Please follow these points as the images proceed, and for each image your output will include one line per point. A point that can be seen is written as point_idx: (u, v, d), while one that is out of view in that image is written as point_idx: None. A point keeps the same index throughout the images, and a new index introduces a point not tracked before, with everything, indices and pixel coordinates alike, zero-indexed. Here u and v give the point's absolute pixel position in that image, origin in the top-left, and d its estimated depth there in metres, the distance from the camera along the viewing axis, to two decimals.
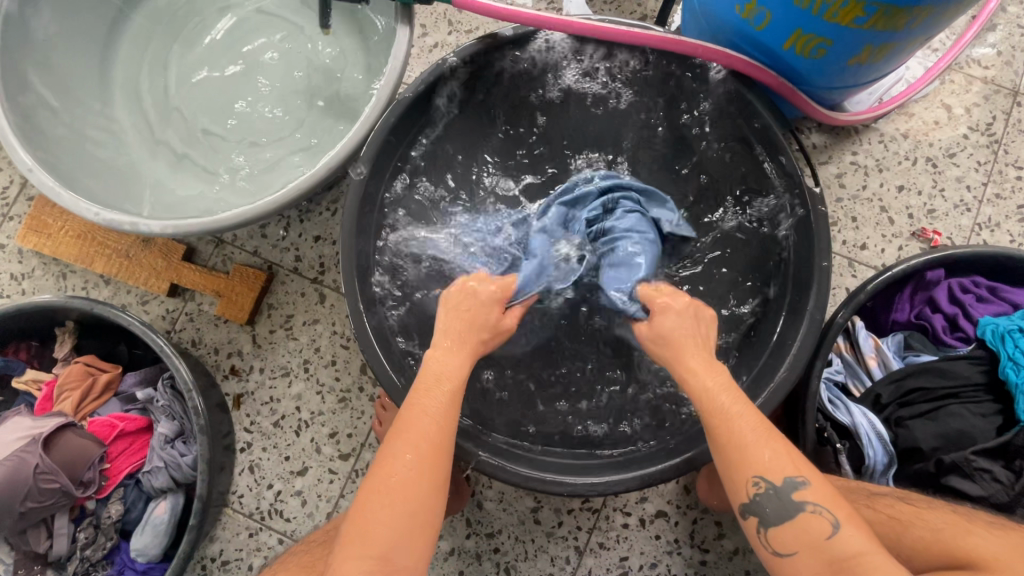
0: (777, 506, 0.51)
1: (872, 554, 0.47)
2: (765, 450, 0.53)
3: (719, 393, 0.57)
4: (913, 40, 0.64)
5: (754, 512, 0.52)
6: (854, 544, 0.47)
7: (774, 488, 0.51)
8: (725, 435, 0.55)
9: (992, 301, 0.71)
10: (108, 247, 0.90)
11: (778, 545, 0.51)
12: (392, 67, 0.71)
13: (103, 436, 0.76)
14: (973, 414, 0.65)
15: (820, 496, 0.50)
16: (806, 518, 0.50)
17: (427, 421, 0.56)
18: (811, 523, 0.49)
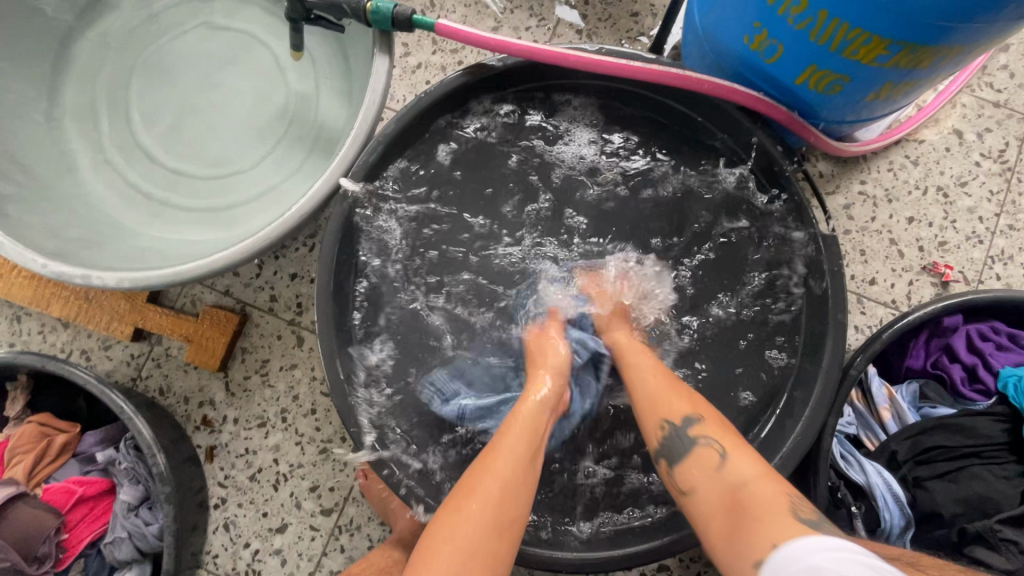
0: (679, 446, 0.53)
1: (756, 481, 0.48)
2: (660, 385, 0.58)
3: (634, 356, 0.63)
4: (936, 77, 0.59)
5: (664, 455, 0.54)
6: (745, 471, 0.49)
7: (676, 428, 0.54)
8: (643, 390, 0.58)
9: (1013, 349, 0.67)
10: (65, 287, 0.83)
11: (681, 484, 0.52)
12: (369, 100, 0.64)
13: (60, 504, 0.69)
14: (996, 476, 0.61)
15: (713, 429, 0.53)
16: (701, 451, 0.52)
17: (514, 462, 0.52)
18: (703, 454, 0.51)
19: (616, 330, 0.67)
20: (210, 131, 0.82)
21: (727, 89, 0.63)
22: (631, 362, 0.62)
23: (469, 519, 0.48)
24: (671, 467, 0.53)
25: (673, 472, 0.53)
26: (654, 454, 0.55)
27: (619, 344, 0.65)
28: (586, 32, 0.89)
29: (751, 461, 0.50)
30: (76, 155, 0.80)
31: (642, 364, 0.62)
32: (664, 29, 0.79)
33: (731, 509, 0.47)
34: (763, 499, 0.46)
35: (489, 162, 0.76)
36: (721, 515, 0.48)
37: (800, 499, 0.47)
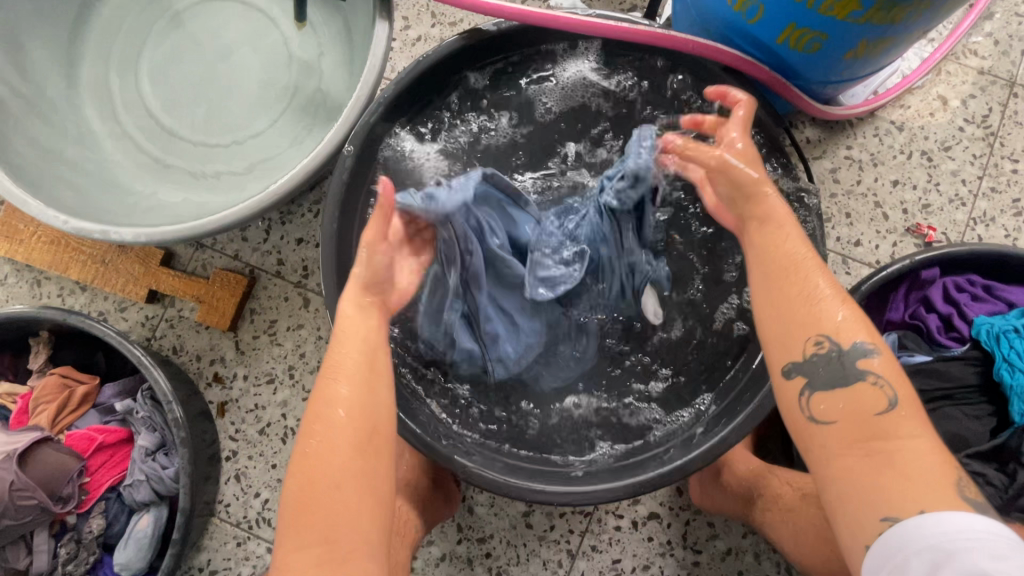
0: (832, 372, 0.48)
1: (914, 442, 0.45)
2: (824, 291, 0.50)
3: (818, 278, 0.51)
4: (910, 34, 0.61)
5: (800, 373, 0.49)
6: (910, 428, 0.45)
7: (839, 353, 0.48)
8: (794, 293, 0.51)
9: (987, 299, 0.70)
10: (82, 251, 0.87)
11: (816, 411, 0.48)
12: (371, 63, 0.67)
13: (82, 450, 0.74)
14: (967, 416, 0.64)
15: (887, 369, 0.47)
16: (861, 391, 0.47)
17: (360, 395, 0.51)
18: (864, 396, 0.47)
19: (763, 193, 0.57)
20: (219, 101, 0.85)
21: (711, 49, 0.66)
22: (779, 244, 0.53)
23: (337, 458, 0.48)
24: (807, 389, 0.49)
25: (807, 398, 0.49)
26: (784, 366, 0.50)
27: (753, 208, 0.57)
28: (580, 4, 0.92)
29: (915, 423, 0.46)
30: (92, 124, 0.83)
31: (796, 232, 0.54)
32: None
33: (872, 456, 0.45)
34: (914, 459, 0.44)
35: (485, 126, 0.79)
36: (851, 448, 0.46)
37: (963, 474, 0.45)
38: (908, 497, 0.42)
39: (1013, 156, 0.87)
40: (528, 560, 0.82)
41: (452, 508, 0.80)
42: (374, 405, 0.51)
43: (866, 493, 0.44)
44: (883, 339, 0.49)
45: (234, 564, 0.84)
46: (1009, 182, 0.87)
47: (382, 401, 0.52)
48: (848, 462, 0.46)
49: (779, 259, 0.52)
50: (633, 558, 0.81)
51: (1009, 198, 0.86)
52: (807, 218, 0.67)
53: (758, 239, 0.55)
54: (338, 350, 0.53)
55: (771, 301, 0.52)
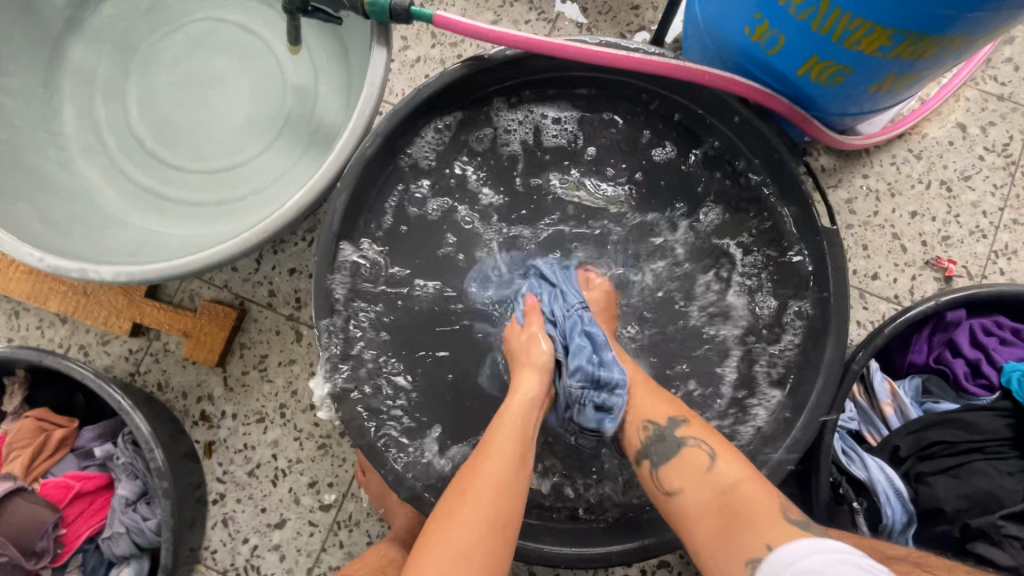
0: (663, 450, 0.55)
1: (745, 482, 0.49)
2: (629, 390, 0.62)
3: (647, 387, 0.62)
4: (940, 67, 0.58)
5: (647, 456, 0.56)
6: (734, 473, 0.50)
7: (660, 430, 0.56)
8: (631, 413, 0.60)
9: (1016, 344, 0.66)
10: (63, 282, 0.83)
11: (665, 486, 0.53)
12: (368, 92, 0.64)
13: (58, 499, 0.69)
14: (1000, 471, 0.61)
15: (698, 431, 0.54)
16: (689, 454, 0.53)
17: (493, 472, 0.51)
18: (691, 458, 0.52)
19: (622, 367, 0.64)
20: (208, 125, 0.81)
21: (728, 81, 0.63)
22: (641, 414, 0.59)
23: (462, 522, 0.47)
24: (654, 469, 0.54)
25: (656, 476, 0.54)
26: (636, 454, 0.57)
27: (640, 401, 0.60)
28: (585, 25, 0.89)
29: (736, 462, 0.51)
30: (74, 149, 0.79)
31: (635, 374, 0.64)
32: (664, 21, 0.79)
33: (722, 514, 0.48)
34: (749, 499, 0.48)
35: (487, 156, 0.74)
36: (707, 513, 0.49)
37: (787, 500, 0.49)
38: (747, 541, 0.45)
39: None
40: None
41: None
42: (507, 487, 0.51)
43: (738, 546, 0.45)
44: (688, 408, 0.58)
45: None
46: None
47: (517, 495, 0.51)
48: (715, 534, 0.48)
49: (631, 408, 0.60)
50: None
51: None
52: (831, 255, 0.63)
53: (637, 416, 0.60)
54: (492, 433, 0.55)
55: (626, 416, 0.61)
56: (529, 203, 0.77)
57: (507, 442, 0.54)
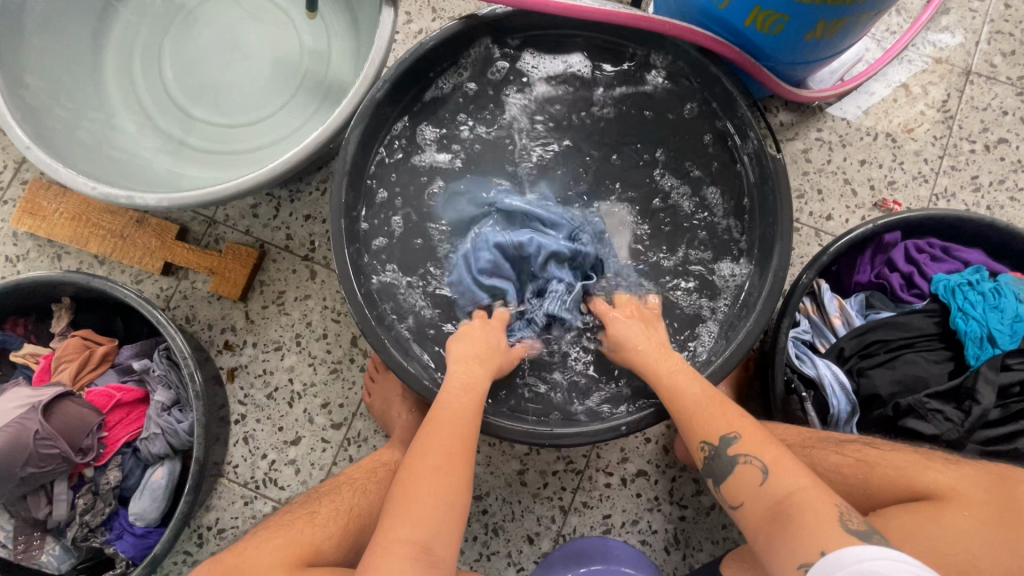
0: (721, 465, 0.60)
1: (798, 494, 0.53)
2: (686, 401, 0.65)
3: (706, 410, 0.63)
4: (864, 15, 0.68)
5: (710, 475, 0.61)
6: (784, 485, 0.54)
7: (716, 450, 0.60)
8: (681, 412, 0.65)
9: (945, 260, 0.75)
10: (102, 226, 0.93)
11: (733, 497, 0.58)
12: (378, 45, 0.74)
13: (101, 405, 0.78)
14: (928, 361, 0.69)
15: (750, 447, 0.58)
16: (742, 471, 0.58)
17: (432, 485, 0.58)
18: (745, 472, 0.57)
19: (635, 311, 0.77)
20: (234, 85, 0.92)
21: (687, 31, 0.73)
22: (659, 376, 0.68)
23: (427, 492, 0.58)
24: (717, 483, 0.60)
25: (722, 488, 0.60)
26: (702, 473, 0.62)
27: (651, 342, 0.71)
28: None
29: (791, 474, 0.55)
30: (117, 107, 0.90)
31: (658, 362, 0.69)
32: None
33: (773, 519, 0.53)
34: (803, 506, 0.52)
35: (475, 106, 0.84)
36: (764, 521, 0.55)
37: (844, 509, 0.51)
38: (788, 549, 0.50)
39: (970, 138, 0.94)
40: (523, 516, 0.86)
41: None
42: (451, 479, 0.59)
43: (791, 550, 0.50)
44: (743, 423, 0.61)
45: (241, 523, 0.87)
46: (967, 161, 0.93)
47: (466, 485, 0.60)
48: (764, 535, 0.54)
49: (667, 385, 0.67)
50: (622, 514, 0.85)
51: (968, 175, 0.93)
52: (778, 179, 0.73)
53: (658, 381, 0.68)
54: (433, 423, 0.63)
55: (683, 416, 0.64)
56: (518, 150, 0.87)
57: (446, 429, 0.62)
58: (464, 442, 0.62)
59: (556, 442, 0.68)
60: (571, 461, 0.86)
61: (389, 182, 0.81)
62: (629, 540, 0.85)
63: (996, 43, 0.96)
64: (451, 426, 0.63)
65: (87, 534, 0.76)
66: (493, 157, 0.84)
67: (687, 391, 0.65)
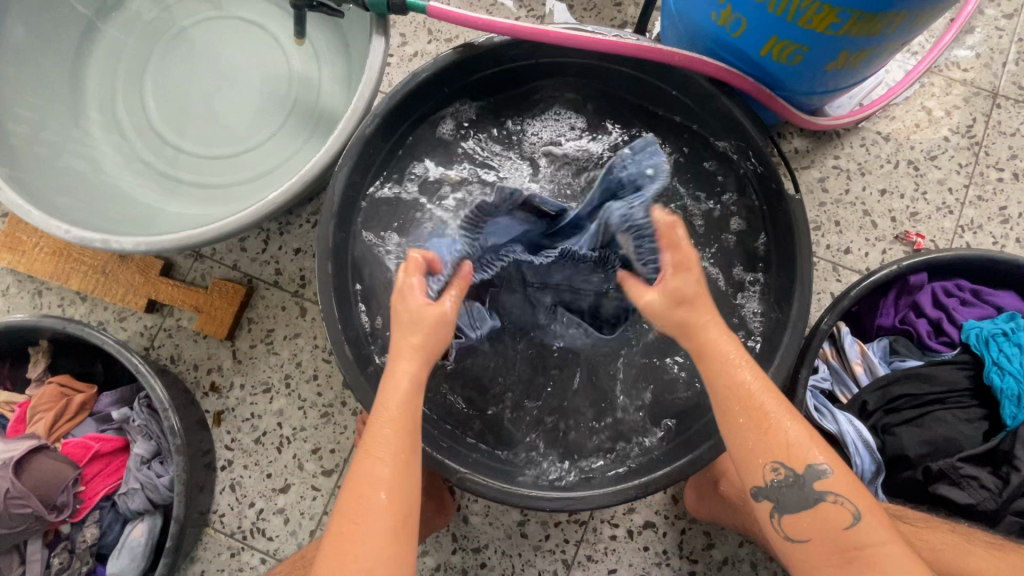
0: (797, 497, 0.50)
1: (884, 549, 0.48)
2: (764, 407, 0.51)
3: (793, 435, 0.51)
4: (890, 45, 0.63)
5: (769, 497, 0.51)
6: (876, 536, 0.49)
7: (798, 476, 0.50)
8: (737, 414, 0.51)
9: (976, 304, 0.70)
10: (84, 262, 0.89)
11: (792, 530, 0.51)
12: (368, 79, 0.70)
13: (77, 458, 0.74)
14: (959, 419, 0.64)
15: (842, 486, 0.50)
16: (828, 511, 0.50)
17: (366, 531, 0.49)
18: (831, 514, 0.50)
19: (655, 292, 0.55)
20: (219, 113, 0.88)
21: (696, 61, 0.68)
22: (709, 367, 0.52)
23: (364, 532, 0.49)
24: (778, 511, 0.51)
25: (779, 517, 0.51)
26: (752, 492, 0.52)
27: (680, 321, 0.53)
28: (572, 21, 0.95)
29: (881, 524, 0.49)
30: (97, 138, 0.86)
31: (716, 350, 0.52)
32: (643, 15, 0.84)
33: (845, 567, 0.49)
34: (886, 563, 0.48)
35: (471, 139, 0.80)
36: (834, 565, 0.49)
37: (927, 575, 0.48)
38: None
39: (997, 165, 0.88)
40: (523, 571, 0.81)
41: (447, 517, 0.80)
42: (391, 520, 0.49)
43: None
44: (834, 454, 0.51)
45: None
46: (995, 190, 0.88)
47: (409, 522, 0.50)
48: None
49: (717, 373, 0.52)
50: (628, 568, 0.80)
51: (995, 205, 0.87)
52: (796, 221, 0.68)
53: (705, 368, 0.53)
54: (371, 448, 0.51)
55: (726, 421, 0.52)
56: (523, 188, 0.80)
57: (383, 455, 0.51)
58: (405, 470, 0.51)
59: (573, 510, 0.64)
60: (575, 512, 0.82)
61: (381, 222, 0.77)
62: None
63: None
64: (389, 450, 0.51)
65: None
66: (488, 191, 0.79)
67: (773, 402, 0.51)
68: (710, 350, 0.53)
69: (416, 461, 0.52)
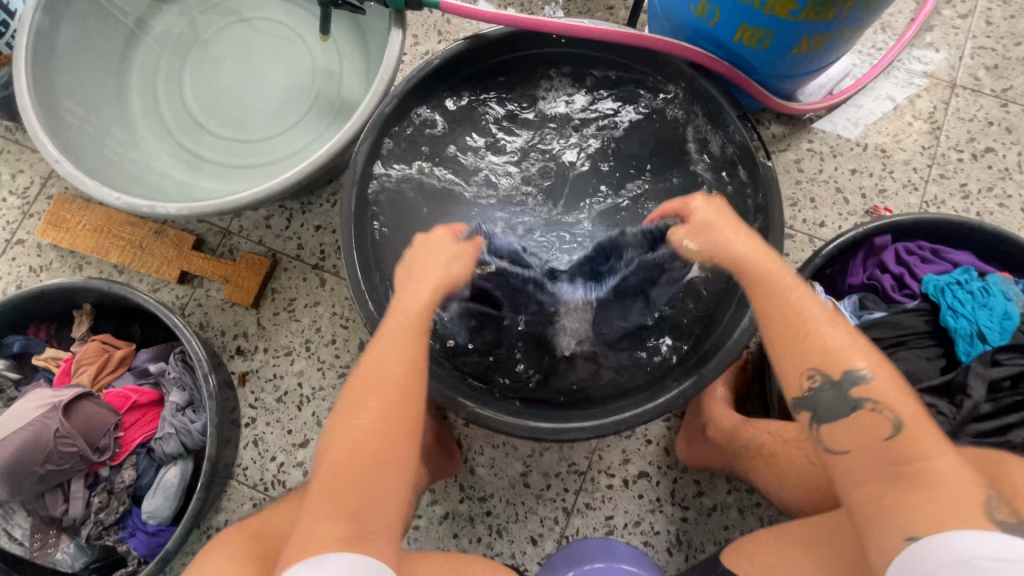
0: (834, 401, 0.51)
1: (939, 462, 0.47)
2: (812, 312, 0.53)
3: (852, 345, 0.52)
4: (845, 30, 0.72)
5: (807, 408, 0.53)
6: (935, 454, 0.48)
7: (833, 383, 0.51)
8: (777, 312, 0.54)
9: (935, 261, 0.78)
10: (124, 238, 0.97)
11: (831, 441, 0.52)
12: (386, 66, 0.80)
13: (118, 406, 0.81)
14: (920, 358, 0.71)
15: (886, 392, 0.50)
16: (867, 418, 0.50)
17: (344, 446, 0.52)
18: (865, 422, 0.50)
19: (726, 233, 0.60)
20: (250, 104, 0.97)
21: (677, 47, 0.77)
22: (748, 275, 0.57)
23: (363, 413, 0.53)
24: (816, 421, 0.52)
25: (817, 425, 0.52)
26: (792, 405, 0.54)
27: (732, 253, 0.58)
28: None
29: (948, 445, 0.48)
30: (140, 125, 0.95)
31: (750, 258, 0.57)
32: (631, 14, 0.94)
33: (884, 475, 0.48)
34: (949, 483, 0.46)
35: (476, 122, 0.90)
36: (871, 476, 0.49)
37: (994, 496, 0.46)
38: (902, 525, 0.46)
39: (957, 147, 0.97)
40: (526, 518, 0.87)
41: (455, 466, 0.86)
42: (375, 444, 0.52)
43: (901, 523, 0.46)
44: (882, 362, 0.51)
45: None
46: (956, 169, 0.96)
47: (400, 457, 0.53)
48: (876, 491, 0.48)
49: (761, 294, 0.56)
50: (624, 515, 0.86)
51: (957, 183, 0.96)
52: (768, 186, 0.75)
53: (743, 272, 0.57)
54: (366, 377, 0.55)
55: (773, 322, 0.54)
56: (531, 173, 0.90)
57: (386, 387, 0.54)
58: (404, 404, 0.54)
59: (562, 437, 0.68)
60: (574, 463, 0.88)
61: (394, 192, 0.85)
62: (632, 541, 0.85)
63: (980, 58, 1.00)
64: (388, 382, 0.55)
65: (100, 533, 0.78)
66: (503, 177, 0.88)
67: (812, 306, 0.54)
68: (747, 264, 0.57)
69: (415, 388, 0.56)
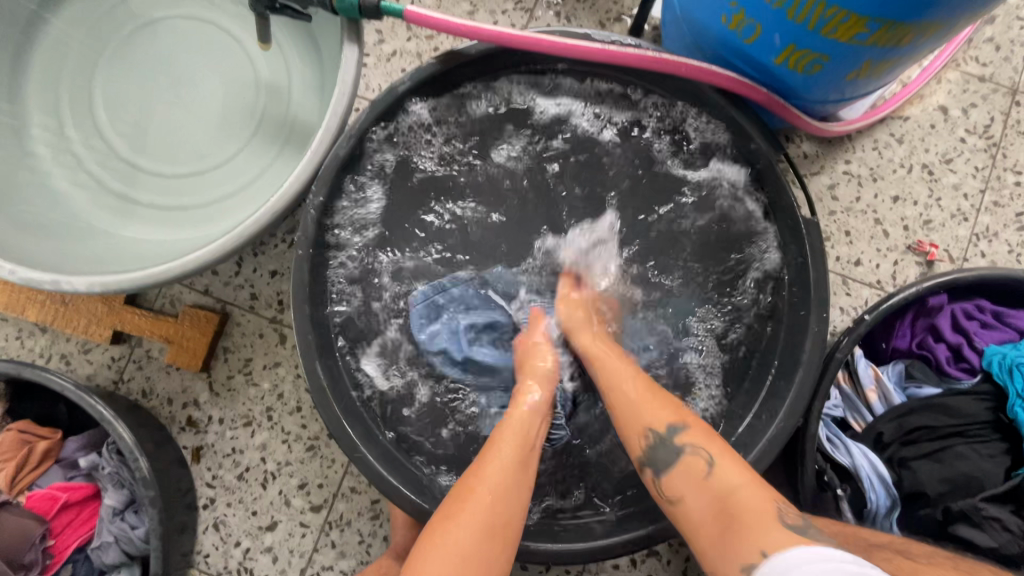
0: (665, 453, 0.53)
1: (744, 486, 0.49)
2: (627, 386, 0.59)
3: (604, 356, 0.63)
4: (916, 55, 0.58)
5: (648, 466, 0.54)
6: (732, 480, 0.49)
7: None
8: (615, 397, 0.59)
9: (996, 327, 0.67)
10: (40, 293, 0.82)
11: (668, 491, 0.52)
12: (340, 92, 0.61)
13: (44, 511, 0.69)
14: (981, 455, 0.62)
15: (698, 436, 0.53)
16: (687, 460, 0.52)
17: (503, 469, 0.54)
18: (690, 462, 0.52)
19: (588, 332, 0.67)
20: (182, 128, 0.80)
21: (705, 71, 0.62)
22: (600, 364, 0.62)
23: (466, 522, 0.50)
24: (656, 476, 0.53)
25: (658, 481, 0.53)
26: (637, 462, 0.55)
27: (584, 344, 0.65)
28: (563, 14, 0.86)
29: (737, 465, 0.51)
30: (44, 159, 0.77)
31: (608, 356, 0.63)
32: (643, 9, 0.77)
33: (720, 518, 0.48)
34: (748, 505, 0.47)
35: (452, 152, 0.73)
36: (709, 525, 0.49)
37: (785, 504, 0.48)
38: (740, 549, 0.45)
39: (1015, 168, 0.84)
40: None
41: None
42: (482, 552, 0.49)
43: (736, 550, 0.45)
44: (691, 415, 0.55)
45: None
46: (1012, 195, 0.83)
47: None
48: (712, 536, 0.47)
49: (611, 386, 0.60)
50: None
51: (1012, 212, 0.83)
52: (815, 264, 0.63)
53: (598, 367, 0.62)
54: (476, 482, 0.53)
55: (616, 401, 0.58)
56: (522, 211, 0.75)
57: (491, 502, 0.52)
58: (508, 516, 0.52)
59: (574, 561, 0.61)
60: None
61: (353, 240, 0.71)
62: None
63: None
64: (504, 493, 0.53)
65: None
66: (516, 224, 0.75)
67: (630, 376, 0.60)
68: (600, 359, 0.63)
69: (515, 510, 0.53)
